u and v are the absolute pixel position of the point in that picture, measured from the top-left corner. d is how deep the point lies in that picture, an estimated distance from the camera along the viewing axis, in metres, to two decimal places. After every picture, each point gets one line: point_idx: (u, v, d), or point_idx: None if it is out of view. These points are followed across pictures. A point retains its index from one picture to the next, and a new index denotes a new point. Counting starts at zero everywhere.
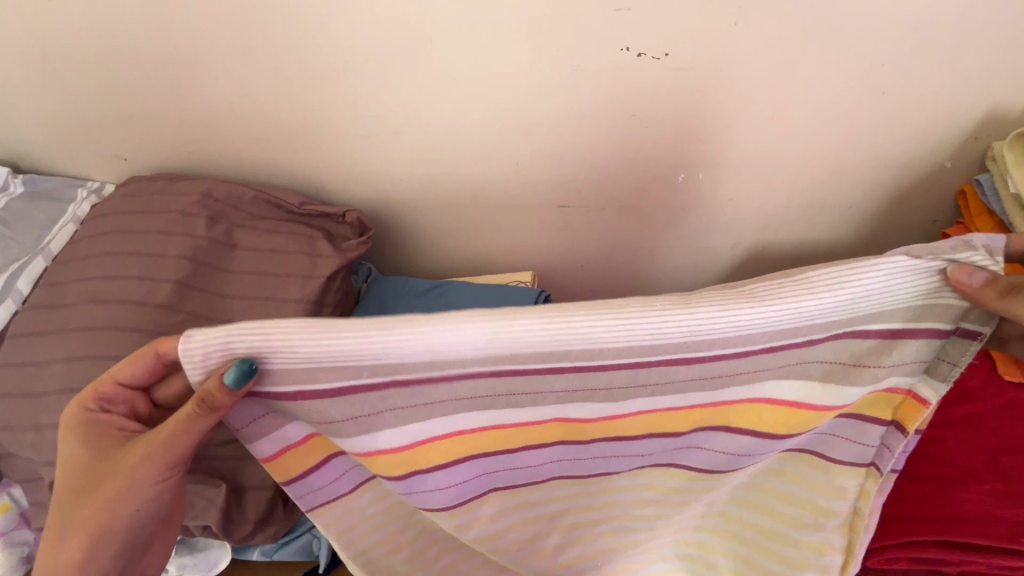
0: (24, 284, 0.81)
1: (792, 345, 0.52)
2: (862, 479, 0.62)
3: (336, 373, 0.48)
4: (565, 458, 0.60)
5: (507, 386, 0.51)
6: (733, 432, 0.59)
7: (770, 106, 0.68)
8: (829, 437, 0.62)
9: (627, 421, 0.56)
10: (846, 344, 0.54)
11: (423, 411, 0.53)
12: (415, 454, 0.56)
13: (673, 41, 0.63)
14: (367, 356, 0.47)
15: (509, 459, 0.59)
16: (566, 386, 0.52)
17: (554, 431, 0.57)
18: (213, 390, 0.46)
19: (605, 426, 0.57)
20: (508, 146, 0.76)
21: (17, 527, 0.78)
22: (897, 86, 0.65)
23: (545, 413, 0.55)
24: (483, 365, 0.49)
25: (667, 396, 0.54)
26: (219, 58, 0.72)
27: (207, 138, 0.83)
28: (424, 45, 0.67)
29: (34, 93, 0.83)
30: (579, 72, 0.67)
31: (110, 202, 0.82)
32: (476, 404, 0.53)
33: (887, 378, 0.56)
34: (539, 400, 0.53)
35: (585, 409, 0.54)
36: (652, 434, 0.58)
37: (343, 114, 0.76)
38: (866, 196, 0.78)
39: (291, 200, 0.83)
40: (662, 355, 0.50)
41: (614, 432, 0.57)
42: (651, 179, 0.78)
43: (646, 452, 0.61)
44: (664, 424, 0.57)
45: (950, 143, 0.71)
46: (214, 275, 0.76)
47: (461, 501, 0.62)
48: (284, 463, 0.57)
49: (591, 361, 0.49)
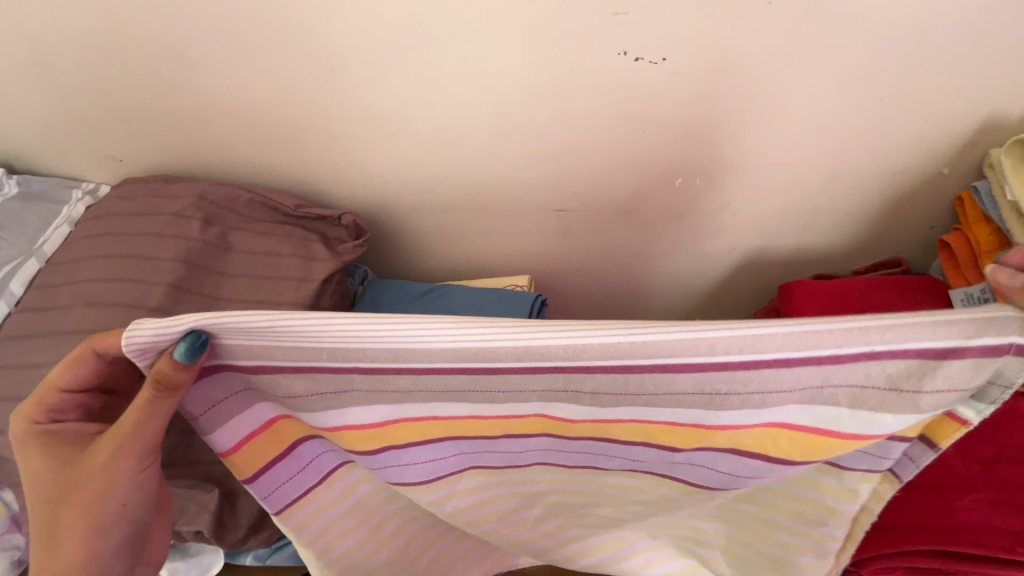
0: (18, 285, 0.80)
1: (809, 364, 0.46)
2: (876, 483, 0.56)
3: (297, 351, 0.48)
4: (551, 448, 0.59)
5: (481, 383, 0.49)
6: (739, 453, 0.56)
7: (768, 111, 0.69)
8: (851, 458, 0.54)
9: (611, 426, 0.54)
10: (875, 366, 0.46)
11: (392, 397, 0.52)
12: (387, 433, 0.57)
13: (670, 45, 0.63)
14: (327, 338, 0.47)
15: (488, 443, 0.58)
16: (547, 387, 0.49)
17: (535, 425, 0.56)
18: (167, 370, 0.46)
19: (595, 427, 0.55)
20: (507, 149, 0.76)
21: (9, 531, 0.76)
22: (893, 92, 0.66)
23: (526, 409, 0.53)
24: (449, 363, 0.47)
25: (664, 408, 0.51)
26: (214, 56, 0.72)
27: (204, 139, 0.82)
28: (422, 46, 0.67)
29: (27, 92, 0.82)
30: (577, 75, 0.67)
31: (105, 204, 0.81)
32: (447, 397, 0.52)
33: (926, 410, 0.47)
34: (519, 398, 0.51)
35: (566, 408, 0.52)
36: (648, 443, 0.56)
37: (342, 115, 0.76)
38: (861, 201, 0.79)
39: (287, 203, 0.80)
40: (657, 361, 0.46)
41: (608, 433, 0.55)
42: (649, 183, 0.78)
43: (640, 458, 0.59)
44: (660, 436, 0.55)
45: (943, 149, 0.72)
46: (209, 278, 0.75)
47: (439, 475, 0.64)
48: (244, 454, 0.56)
49: (575, 361, 0.47)
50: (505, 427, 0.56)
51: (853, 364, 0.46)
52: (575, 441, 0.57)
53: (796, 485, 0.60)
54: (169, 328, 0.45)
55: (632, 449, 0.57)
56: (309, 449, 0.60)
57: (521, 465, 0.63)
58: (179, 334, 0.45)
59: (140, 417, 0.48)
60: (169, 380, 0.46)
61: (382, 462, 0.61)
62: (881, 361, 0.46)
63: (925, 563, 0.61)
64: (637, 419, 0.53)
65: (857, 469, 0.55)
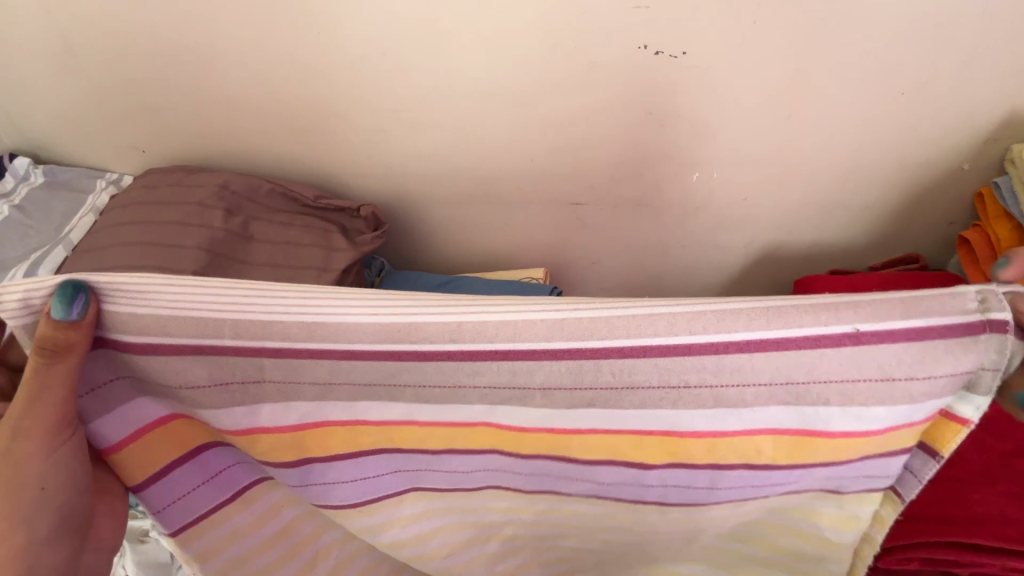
0: (45, 272, 0.81)
1: (779, 347, 0.43)
2: (878, 505, 0.53)
3: (201, 326, 0.45)
4: (503, 468, 0.55)
5: (414, 372, 0.47)
6: (721, 468, 0.51)
7: (786, 106, 0.69)
8: (848, 482, 0.51)
9: (575, 438, 0.50)
10: (863, 359, 0.42)
11: (311, 393, 0.49)
12: (301, 441, 0.52)
13: (690, 39, 0.64)
14: (235, 305, 0.45)
15: (429, 459, 0.55)
16: (493, 381, 0.47)
17: (489, 437, 0.52)
18: (50, 331, 0.42)
19: (550, 441, 0.51)
20: (524, 143, 0.77)
21: None
22: (915, 88, 0.66)
23: (473, 416, 0.50)
24: (372, 344, 0.45)
25: (630, 411, 0.47)
26: (237, 48, 0.73)
27: (224, 130, 0.84)
28: (442, 40, 0.68)
29: (56, 84, 0.84)
30: (597, 69, 0.68)
31: (129, 193, 0.83)
32: (372, 394, 0.49)
33: (921, 401, 0.43)
34: (463, 399, 0.48)
35: (516, 413, 0.49)
36: (612, 461, 0.52)
37: (360, 107, 0.77)
38: (878, 196, 0.78)
39: (307, 194, 0.82)
40: (610, 345, 0.44)
41: (566, 451, 0.52)
42: (665, 178, 0.79)
43: (607, 480, 0.54)
44: (633, 453, 0.51)
45: (963, 145, 0.72)
46: (232, 267, 0.76)
47: (371, 498, 0.58)
48: (138, 451, 0.50)
49: (514, 344, 0.45)
50: (461, 427, 0.51)
51: (837, 349, 0.42)
52: (547, 466, 0.54)
53: (793, 518, 0.56)
54: (42, 286, 0.42)
55: (586, 461, 0.52)
56: (213, 458, 0.54)
57: (472, 489, 0.58)
58: (53, 287, 0.42)
59: (37, 386, 0.42)
60: (54, 337, 0.42)
61: (323, 477, 0.56)
62: (868, 346, 0.42)
63: (945, 556, 0.60)
64: (596, 427, 0.49)
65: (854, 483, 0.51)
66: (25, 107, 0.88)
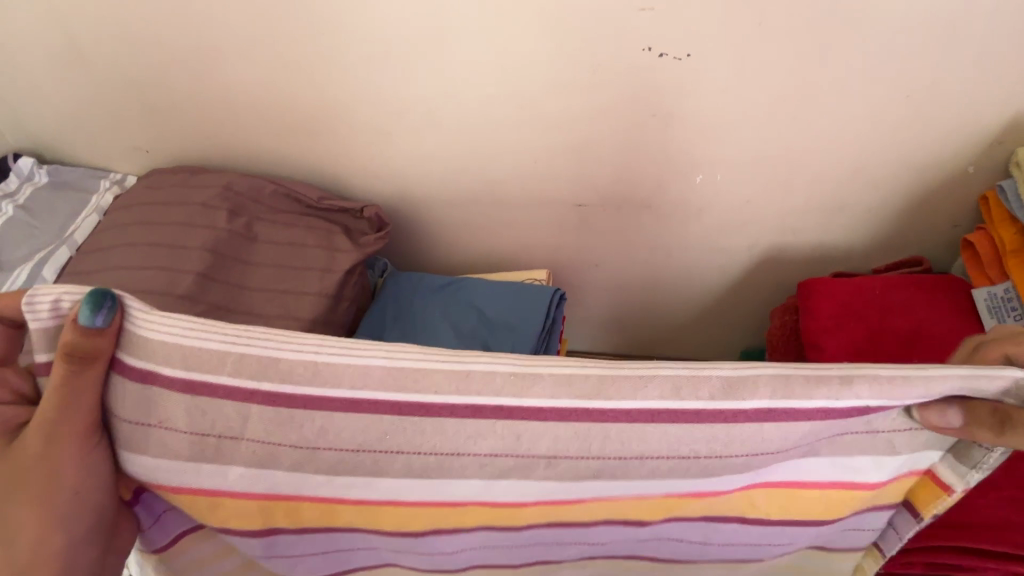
0: (49, 271, 0.82)
1: (792, 414, 0.45)
2: (861, 557, 0.59)
3: (216, 359, 0.44)
4: (491, 544, 0.55)
5: (406, 432, 0.46)
6: (715, 522, 0.54)
7: (791, 108, 0.69)
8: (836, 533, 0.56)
9: (573, 508, 0.50)
10: (867, 418, 0.47)
11: (301, 455, 0.46)
12: (272, 510, 0.50)
13: (695, 41, 0.64)
14: (254, 339, 0.45)
15: (412, 540, 0.53)
16: (494, 447, 0.46)
17: (485, 515, 0.51)
18: (77, 339, 0.41)
19: (544, 512, 0.51)
20: (528, 144, 0.77)
21: None
22: (920, 89, 0.66)
23: (466, 492, 0.49)
24: (376, 391, 0.45)
25: (634, 480, 0.48)
26: (242, 50, 0.73)
27: (228, 131, 0.84)
28: (446, 42, 0.68)
29: (60, 85, 0.84)
30: (601, 71, 0.68)
31: (133, 194, 0.83)
32: (358, 462, 0.47)
33: (903, 452, 0.48)
34: (459, 469, 0.47)
35: (513, 487, 0.48)
36: (609, 521, 0.53)
37: (365, 109, 0.77)
38: (883, 198, 0.78)
39: (310, 195, 0.82)
40: (617, 408, 0.45)
41: (563, 519, 0.52)
42: (668, 181, 0.79)
43: (605, 541, 0.55)
44: (629, 513, 0.52)
45: (969, 147, 0.71)
46: (236, 268, 0.76)
47: (342, 569, 0.58)
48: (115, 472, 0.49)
49: (522, 404, 0.45)
50: (457, 508, 0.50)
51: (850, 418, 0.46)
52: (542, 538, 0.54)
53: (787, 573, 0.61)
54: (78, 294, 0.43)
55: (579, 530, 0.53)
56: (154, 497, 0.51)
57: (456, 569, 0.58)
58: (83, 295, 0.42)
59: (63, 394, 0.42)
60: (74, 345, 0.41)
61: (302, 548, 0.54)
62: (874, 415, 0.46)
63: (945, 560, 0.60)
64: (597, 497, 0.50)
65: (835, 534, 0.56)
66: (30, 107, 0.89)
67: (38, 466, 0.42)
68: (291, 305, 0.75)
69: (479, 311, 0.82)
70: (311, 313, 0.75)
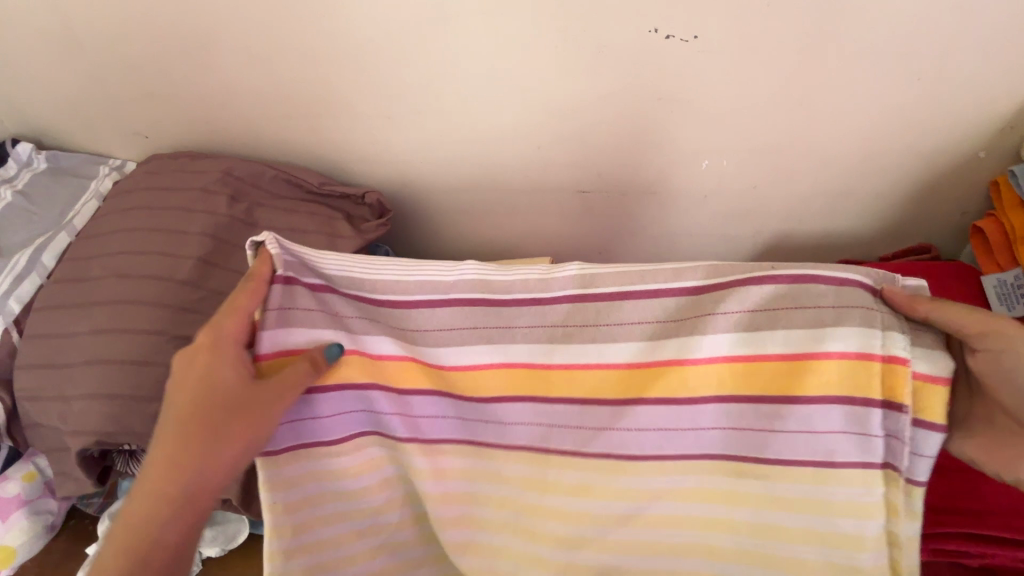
0: (49, 258, 0.81)
1: (724, 285, 0.57)
2: (886, 488, 0.54)
3: (349, 279, 0.60)
4: (541, 422, 0.60)
5: (488, 317, 0.60)
6: (697, 403, 0.56)
7: (799, 91, 0.68)
8: (840, 446, 0.54)
9: (582, 374, 0.59)
10: (806, 292, 0.55)
11: (407, 336, 0.60)
12: (399, 372, 0.60)
13: (702, 23, 0.62)
14: (375, 267, 0.61)
15: (481, 408, 0.61)
16: (551, 319, 0.59)
17: (516, 378, 0.60)
18: (321, 358, 0.56)
19: (566, 376, 0.59)
20: (531, 128, 0.76)
21: (41, 495, 0.82)
22: (933, 72, 0.64)
23: (512, 354, 0.60)
24: (463, 292, 0.60)
25: (617, 341, 0.58)
26: (240, 32, 0.72)
27: (228, 116, 0.83)
28: (447, 23, 0.66)
29: (57, 69, 0.83)
30: (605, 53, 0.66)
31: (132, 179, 0.82)
32: (456, 338, 0.60)
33: (852, 324, 0.53)
34: (510, 336, 0.60)
35: (547, 350, 0.59)
36: (607, 400, 0.59)
37: (365, 93, 0.76)
38: (891, 184, 0.77)
39: (311, 180, 0.81)
40: (618, 288, 0.59)
41: (574, 389, 0.59)
42: (674, 166, 0.77)
43: (600, 427, 0.59)
44: (617, 385, 0.59)
45: (979, 132, 0.70)
46: (237, 253, 0.76)
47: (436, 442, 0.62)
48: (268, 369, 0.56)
49: (543, 294, 0.60)
50: (488, 371, 0.60)
51: (767, 288, 0.55)
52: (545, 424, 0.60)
53: (812, 517, 0.55)
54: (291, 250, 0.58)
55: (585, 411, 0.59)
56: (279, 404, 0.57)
57: (517, 450, 0.61)
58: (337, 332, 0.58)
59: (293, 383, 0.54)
60: (317, 358, 0.56)
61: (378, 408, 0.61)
62: (818, 287, 0.54)
63: (956, 547, 0.60)
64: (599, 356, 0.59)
65: (843, 448, 0.54)
66: (28, 93, 0.88)
67: (248, 411, 0.52)
68: None
69: None
70: None
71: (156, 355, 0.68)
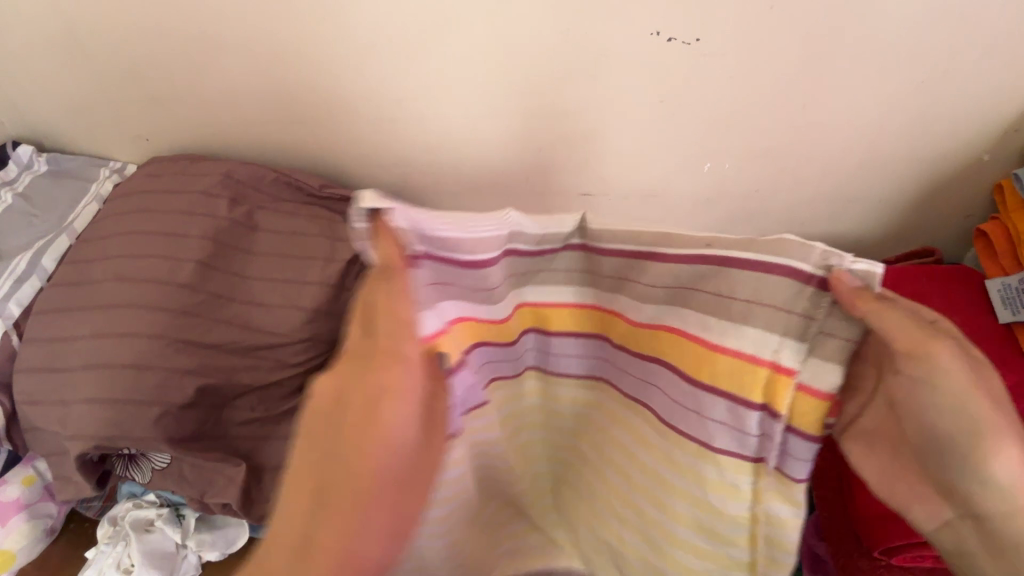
0: (49, 261, 0.81)
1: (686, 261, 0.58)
2: (753, 478, 0.60)
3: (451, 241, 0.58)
4: (538, 348, 0.73)
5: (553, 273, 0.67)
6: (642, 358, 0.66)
7: (803, 93, 0.67)
8: (718, 433, 0.60)
9: (553, 314, 0.69)
10: (739, 280, 0.55)
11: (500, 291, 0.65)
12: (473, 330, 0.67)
13: (704, 26, 0.62)
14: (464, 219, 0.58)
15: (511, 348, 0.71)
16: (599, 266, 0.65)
17: (525, 318, 0.70)
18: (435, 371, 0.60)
19: (558, 318, 0.70)
20: (533, 131, 0.76)
21: (41, 499, 0.82)
22: (937, 74, 0.64)
23: (511, 305, 0.67)
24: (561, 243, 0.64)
25: (603, 289, 0.67)
26: (241, 35, 0.72)
27: (229, 119, 0.83)
28: (448, 25, 0.66)
29: (58, 72, 0.83)
30: (608, 55, 0.66)
31: (133, 182, 0.82)
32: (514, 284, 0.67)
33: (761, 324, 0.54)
34: (553, 278, 0.67)
35: (547, 293, 0.68)
36: (576, 335, 0.71)
37: (366, 97, 0.76)
38: (895, 187, 0.76)
39: (312, 182, 0.80)
40: (705, 249, 0.57)
41: (551, 325, 0.70)
42: (676, 169, 0.77)
43: (575, 354, 0.73)
44: (581, 323, 0.70)
45: (983, 134, 0.69)
46: (237, 256, 0.75)
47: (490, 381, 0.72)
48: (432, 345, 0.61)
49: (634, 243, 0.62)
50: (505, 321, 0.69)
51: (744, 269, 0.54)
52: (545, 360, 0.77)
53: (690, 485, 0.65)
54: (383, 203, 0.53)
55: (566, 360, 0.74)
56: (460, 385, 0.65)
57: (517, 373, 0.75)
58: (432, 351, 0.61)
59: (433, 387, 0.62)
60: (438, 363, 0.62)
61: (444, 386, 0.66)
62: (733, 275, 0.55)
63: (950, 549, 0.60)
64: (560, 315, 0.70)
65: (726, 434, 0.60)
66: (29, 95, 0.88)
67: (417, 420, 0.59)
68: (294, 295, 0.74)
69: None
70: (312, 302, 0.74)
71: (156, 358, 0.68)
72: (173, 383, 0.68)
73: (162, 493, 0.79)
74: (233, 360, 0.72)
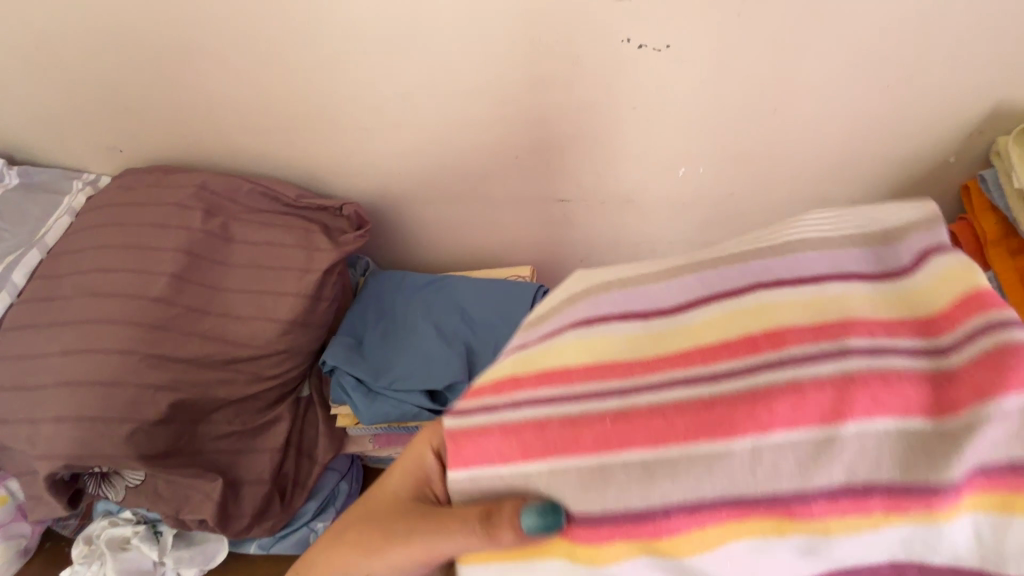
0: (20, 276, 0.80)
1: (809, 266, 0.35)
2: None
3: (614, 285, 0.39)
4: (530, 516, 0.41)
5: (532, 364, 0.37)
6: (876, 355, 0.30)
7: (774, 99, 0.68)
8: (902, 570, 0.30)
9: (707, 322, 0.34)
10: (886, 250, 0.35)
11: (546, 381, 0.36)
12: (527, 440, 0.34)
13: (674, 33, 0.63)
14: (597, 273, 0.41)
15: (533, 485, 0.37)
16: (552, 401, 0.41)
17: (748, 313, 0.33)
18: None
19: (757, 314, 0.33)
20: (507, 137, 0.76)
21: (15, 519, 0.80)
22: (903, 80, 0.65)
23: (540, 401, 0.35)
24: (618, 282, 0.39)
25: (759, 270, 0.35)
26: (217, 47, 0.72)
27: (205, 130, 0.82)
28: (421, 36, 0.67)
29: (31, 84, 0.82)
30: (580, 64, 0.67)
31: (106, 194, 0.81)
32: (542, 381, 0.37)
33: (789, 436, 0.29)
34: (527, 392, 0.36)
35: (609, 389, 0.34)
36: (805, 333, 0.31)
37: (341, 106, 0.75)
38: (866, 190, 0.77)
39: (289, 193, 0.80)
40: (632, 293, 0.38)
41: (739, 327, 0.33)
42: (651, 175, 0.78)
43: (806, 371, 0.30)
44: (763, 324, 0.32)
45: (951, 135, 0.70)
46: (212, 269, 0.74)
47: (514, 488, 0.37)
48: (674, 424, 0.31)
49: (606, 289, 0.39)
50: (604, 375, 0.35)
51: (659, 302, 0.37)
52: (696, 443, 0.31)
53: None
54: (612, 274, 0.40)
55: (908, 399, 0.29)
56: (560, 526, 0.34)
57: None
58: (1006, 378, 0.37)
59: None
60: None
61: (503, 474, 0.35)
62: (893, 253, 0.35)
63: None
64: (834, 272, 0.34)
65: None
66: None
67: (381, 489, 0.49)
68: (270, 307, 0.74)
69: (464, 311, 0.80)
70: (288, 314, 0.74)
71: (128, 374, 0.67)
72: (145, 400, 0.67)
73: (138, 510, 0.78)
74: (209, 373, 0.71)
